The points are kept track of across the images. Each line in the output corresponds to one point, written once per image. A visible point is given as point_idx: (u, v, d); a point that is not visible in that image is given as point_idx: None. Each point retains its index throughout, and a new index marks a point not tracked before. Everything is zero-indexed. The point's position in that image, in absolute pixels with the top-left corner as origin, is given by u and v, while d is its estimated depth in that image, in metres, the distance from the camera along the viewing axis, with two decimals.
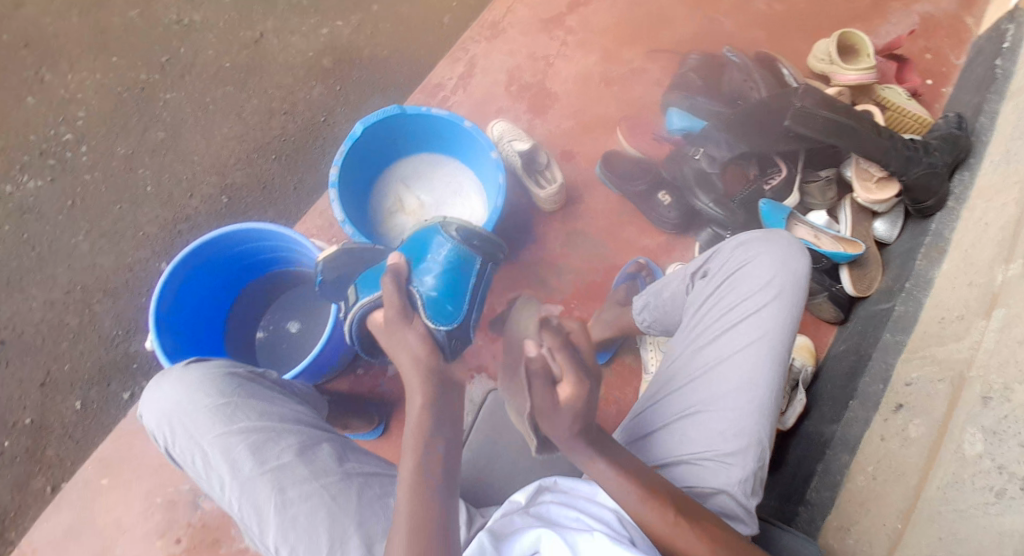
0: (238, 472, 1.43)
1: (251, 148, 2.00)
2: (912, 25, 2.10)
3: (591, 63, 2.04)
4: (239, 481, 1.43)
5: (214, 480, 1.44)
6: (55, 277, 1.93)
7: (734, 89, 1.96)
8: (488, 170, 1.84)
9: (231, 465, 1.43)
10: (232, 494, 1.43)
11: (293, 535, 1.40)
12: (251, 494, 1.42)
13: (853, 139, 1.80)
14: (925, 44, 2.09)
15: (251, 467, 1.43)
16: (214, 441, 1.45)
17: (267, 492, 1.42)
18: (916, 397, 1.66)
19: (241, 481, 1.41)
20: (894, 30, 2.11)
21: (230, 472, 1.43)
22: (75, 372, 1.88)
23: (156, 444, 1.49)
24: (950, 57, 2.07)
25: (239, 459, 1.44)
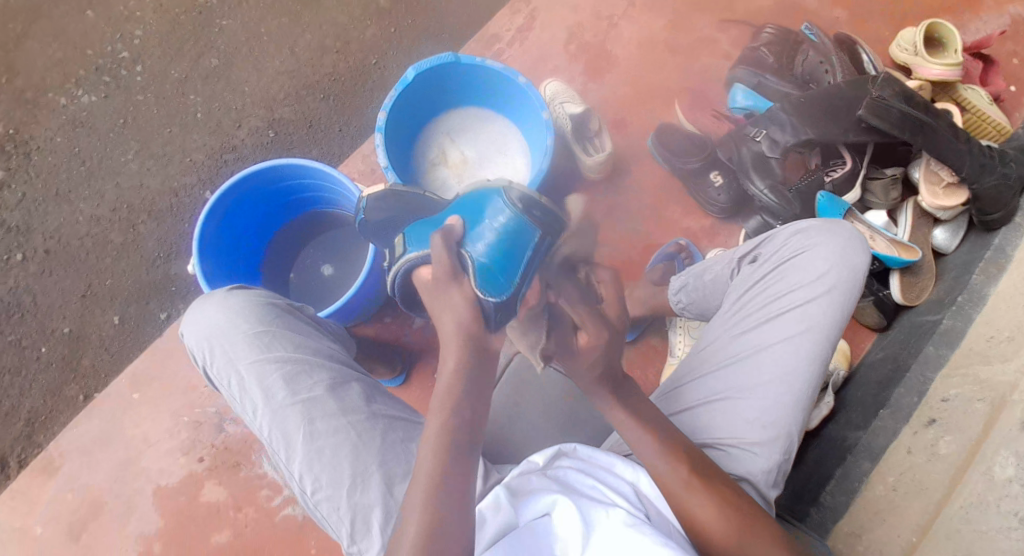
0: (271, 399, 1.45)
1: (301, 84, 1.98)
2: (1005, 25, 1.94)
3: (656, 28, 1.95)
4: (271, 408, 1.45)
5: (248, 403, 1.47)
6: (102, 193, 1.96)
7: (807, 71, 1.83)
8: (536, 132, 1.79)
9: (266, 391, 1.45)
10: (264, 419, 1.45)
11: (317, 466, 1.42)
12: (282, 422, 1.44)
13: (928, 139, 1.70)
14: (1013, 47, 1.92)
15: (283, 396, 1.45)
16: (250, 366, 1.47)
17: (296, 422, 1.44)
18: (952, 415, 1.61)
19: (273, 407, 1.43)
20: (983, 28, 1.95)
21: (263, 399, 1.45)
22: (115, 288, 1.93)
23: (195, 364, 1.53)
24: None
25: (273, 387, 1.46)
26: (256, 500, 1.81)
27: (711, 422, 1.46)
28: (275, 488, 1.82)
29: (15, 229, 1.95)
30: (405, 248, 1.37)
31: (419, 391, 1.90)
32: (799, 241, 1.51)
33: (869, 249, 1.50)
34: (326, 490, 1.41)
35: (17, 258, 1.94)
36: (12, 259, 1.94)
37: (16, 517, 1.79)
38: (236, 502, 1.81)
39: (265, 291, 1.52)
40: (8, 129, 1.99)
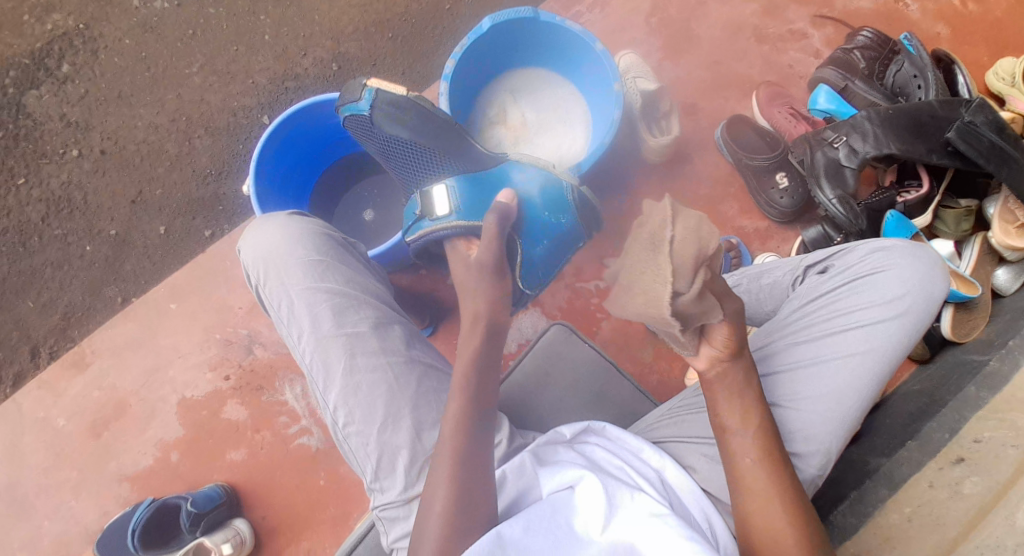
0: (317, 328, 1.47)
1: (371, 20, 1.94)
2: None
3: (746, 14, 1.86)
4: (316, 337, 1.47)
5: (295, 329, 1.49)
6: (163, 101, 1.96)
7: (898, 84, 1.74)
8: (604, 104, 1.73)
9: (313, 319, 1.47)
10: (308, 347, 1.48)
11: (353, 400, 1.44)
12: (324, 353, 1.46)
13: (1014, 173, 1.63)
14: None
15: (329, 326, 1.47)
16: (301, 293, 1.49)
17: (339, 354, 1.46)
18: (983, 456, 1.58)
19: (318, 337, 1.45)
20: None
21: (310, 327, 1.48)
22: (165, 198, 1.95)
23: (249, 284, 1.55)
24: None
25: (321, 317, 1.48)
26: (274, 424, 1.85)
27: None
28: (294, 416, 1.85)
29: (73, 124, 1.96)
30: (451, 214, 1.44)
31: (444, 346, 1.91)
32: (878, 259, 1.47)
33: (947, 281, 1.47)
34: (357, 425, 1.44)
35: (73, 154, 1.96)
36: (68, 154, 1.96)
37: (41, 405, 1.86)
38: (254, 423, 1.85)
39: (323, 221, 1.54)
40: (78, 23, 1.98)
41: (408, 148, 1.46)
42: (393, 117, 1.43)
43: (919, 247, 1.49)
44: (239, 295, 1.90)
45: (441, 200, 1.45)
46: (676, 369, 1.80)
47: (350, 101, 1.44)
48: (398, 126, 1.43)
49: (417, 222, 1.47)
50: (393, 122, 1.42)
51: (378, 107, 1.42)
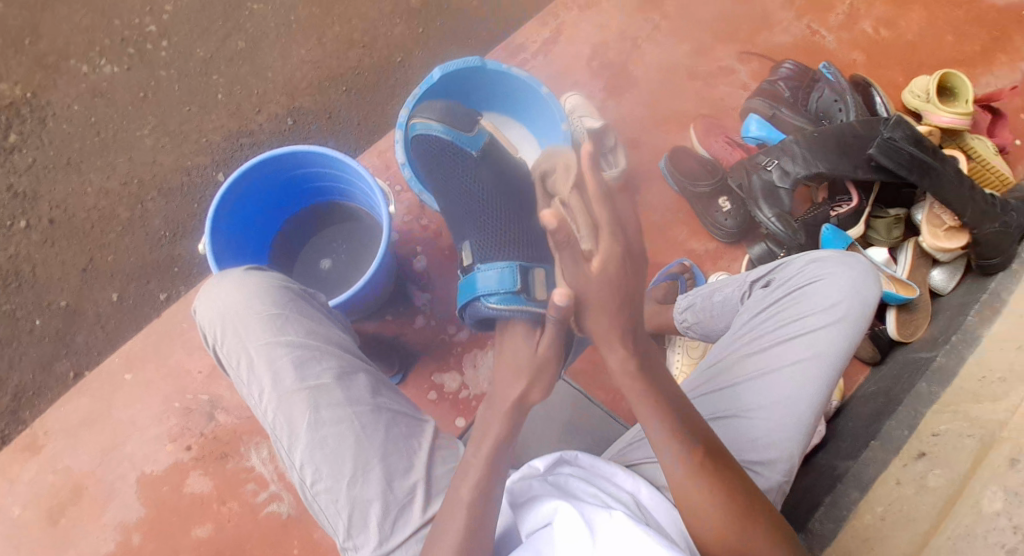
0: (278, 385, 1.43)
1: (325, 75, 1.99)
2: (1013, 81, 1.95)
3: (679, 53, 1.98)
4: (278, 393, 1.43)
5: (254, 387, 1.45)
6: (114, 165, 1.96)
7: (821, 108, 1.88)
8: (552, 141, 1.81)
9: (274, 375, 1.44)
10: (269, 404, 1.44)
11: (319, 456, 1.41)
12: (287, 409, 1.43)
13: (934, 180, 1.76)
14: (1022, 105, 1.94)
15: (291, 380, 1.44)
16: (260, 349, 1.45)
17: (302, 409, 1.43)
18: (942, 449, 1.63)
19: (281, 393, 1.41)
20: (994, 83, 1.96)
21: (271, 383, 1.44)
22: (118, 264, 1.93)
23: (204, 344, 1.50)
24: None
25: (281, 372, 1.44)
26: (241, 494, 1.78)
27: (718, 439, 1.49)
28: (262, 483, 1.79)
29: (21, 194, 1.95)
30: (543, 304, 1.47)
31: (413, 392, 1.91)
32: (813, 267, 1.53)
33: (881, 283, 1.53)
34: (325, 482, 1.41)
35: (21, 226, 1.94)
36: (16, 226, 1.94)
37: None
38: (220, 495, 1.78)
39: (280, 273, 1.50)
40: (26, 93, 1.99)
41: (484, 191, 1.60)
42: (491, 166, 1.62)
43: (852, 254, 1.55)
44: (197, 359, 1.86)
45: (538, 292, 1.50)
46: None
47: (464, 135, 1.63)
48: (494, 168, 1.60)
49: (504, 293, 1.47)
50: (489, 162, 1.61)
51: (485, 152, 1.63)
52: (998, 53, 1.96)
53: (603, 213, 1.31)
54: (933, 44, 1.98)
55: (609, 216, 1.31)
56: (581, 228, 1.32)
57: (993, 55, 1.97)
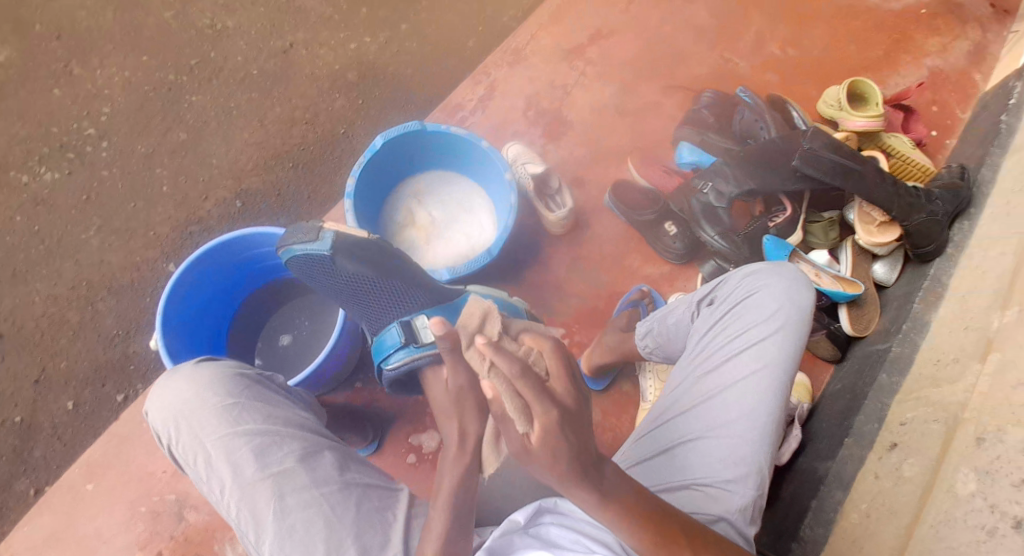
0: (239, 477, 1.40)
1: (269, 155, 2.07)
2: (922, 77, 2.11)
3: (607, 96, 2.07)
4: (239, 486, 1.40)
5: (215, 482, 1.42)
6: (60, 272, 1.98)
7: (745, 129, 1.98)
8: (500, 192, 1.86)
9: (233, 468, 1.40)
10: (231, 498, 1.40)
11: (289, 545, 1.37)
12: (250, 501, 1.39)
13: (857, 182, 1.85)
14: (933, 96, 2.09)
15: (251, 471, 1.40)
16: (217, 442, 1.42)
17: (266, 499, 1.39)
18: (911, 437, 1.67)
19: (242, 485, 1.38)
20: (903, 81, 2.11)
21: (231, 476, 1.40)
22: (71, 370, 1.91)
23: (159, 444, 1.47)
24: (956, 111, 2.07)
25: (242, 463, 1.41)
26: None
27: (686, 463, 1.52)
28: None
29: None
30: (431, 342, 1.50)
31: (392, 456, 1.89)
32: (750, 282, 1.59)
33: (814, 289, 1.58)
34: None
35: None
36: None
37: None
38: None
39: (233, 361, 1.47)
40: None
41: (363, 281, 1.52)
42: (353, 256, 1.50)
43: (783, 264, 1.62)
44: (159, 460, 1.80)
45: (424, 330, 1.52)
46: (624, 421, 1.89)
47: (305, 243, 1.51)
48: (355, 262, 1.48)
49: (398, 351, 1.51)
50: (349, 259, 1.49)
51: (337, 249, 1.50)
52: (902, 55, 2.12)
53: (529, 387, 1.24)
54: (838, 58, 2.12)
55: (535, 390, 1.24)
56: (512, 407, 1.24)
57: (898, 55, 2.12)
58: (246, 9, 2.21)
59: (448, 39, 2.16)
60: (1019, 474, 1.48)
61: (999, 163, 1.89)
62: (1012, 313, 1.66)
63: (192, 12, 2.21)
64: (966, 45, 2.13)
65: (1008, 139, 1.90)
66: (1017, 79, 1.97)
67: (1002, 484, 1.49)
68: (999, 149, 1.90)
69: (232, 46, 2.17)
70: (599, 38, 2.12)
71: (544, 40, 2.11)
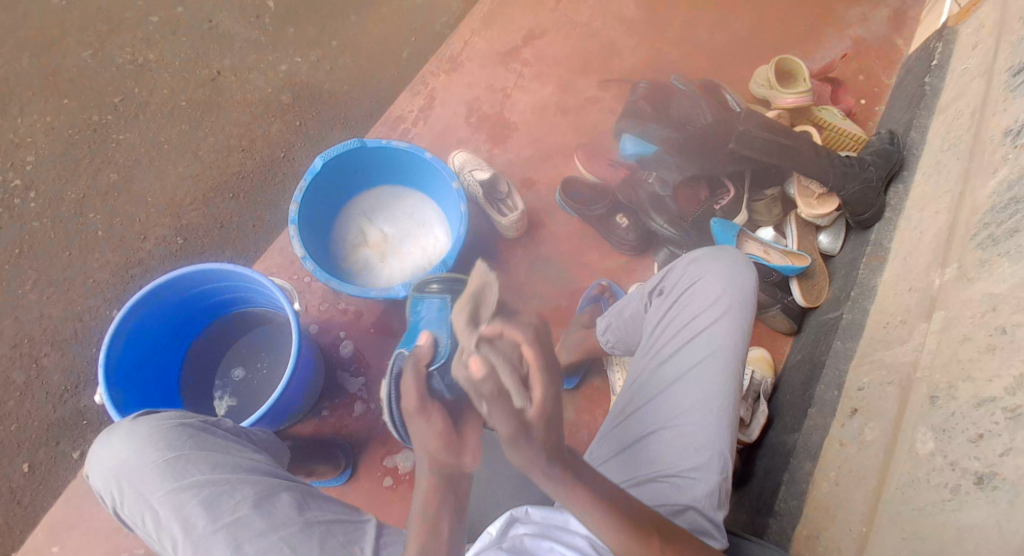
0: (190, 531, 1.36)
1: (208, 187, 2.01)
2: (845, 48, 2.19)
3: (547, 93, 2.08)
4: (192, 540, 1.36)
5: (167, 540, 1.38)
6: (0, 330, 1.89)
7: (683, 115, 2.00)
8: (450, 201, 1.84)
9: (184, 522, 1.36)
10: (186, 554, 1.36)
11: None
12: (206, 554, 1.35)
13: (792, 158, 1.90)
14: (858, 66, 2.17)
15: (203, 524, 1.36)
16: (163, 499, 1.38)
17: (222, 550, 1.35)
18: (869, 403, 1.71)
19: (193, 540, 1.34)
20: (828, 53, 2.19)
21: (183, 532, 1.36)
22: (21, 431, 1.82)
23: (106, 507, 1.42)
24: (882, 78, 2.15)
25: (192, 517, 1.37)
26: None
27: (650, 455, 1.53)
28: None
29: None
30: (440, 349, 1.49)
31: (368, 482, 1.86)
32: (693, 269, 1.62)
33: (753, 267, 1.62)
34: None
35: None
36: None
37: None
38: None
39: (172, 413, 1.43)
40: None
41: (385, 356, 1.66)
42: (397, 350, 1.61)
43: (724, 249, 1.65)
44: None
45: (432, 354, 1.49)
46: (598, 416, 1.91)
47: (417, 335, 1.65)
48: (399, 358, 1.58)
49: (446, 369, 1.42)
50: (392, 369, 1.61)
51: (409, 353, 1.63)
52: (824, 29, 2.20)
53: (533, 358, 1.23)
54: (766, 36, 2.19)
55: (540, 361, 1.23)
56: (510, 383, 1.22)
57: (820, 31, 2.20)
58: (170, 40, 2.16)
59: (382, 53, 2.15)
60: (975, 430, 1.50)
61: (926, 124, 1.94)
62: (951, 270, 1.68)
63: (113, 49, 2.15)
64: (885, 12, 2.22)
65: (933, 101, 1.96)
66: (936, 40, 2.04)
67: (959, 442, 1.51)
68: (926, 111, 1.97)
69: (158, 78, 2.12)
70: (533, 40, 2.13)
71: (479, 44, 2.11)
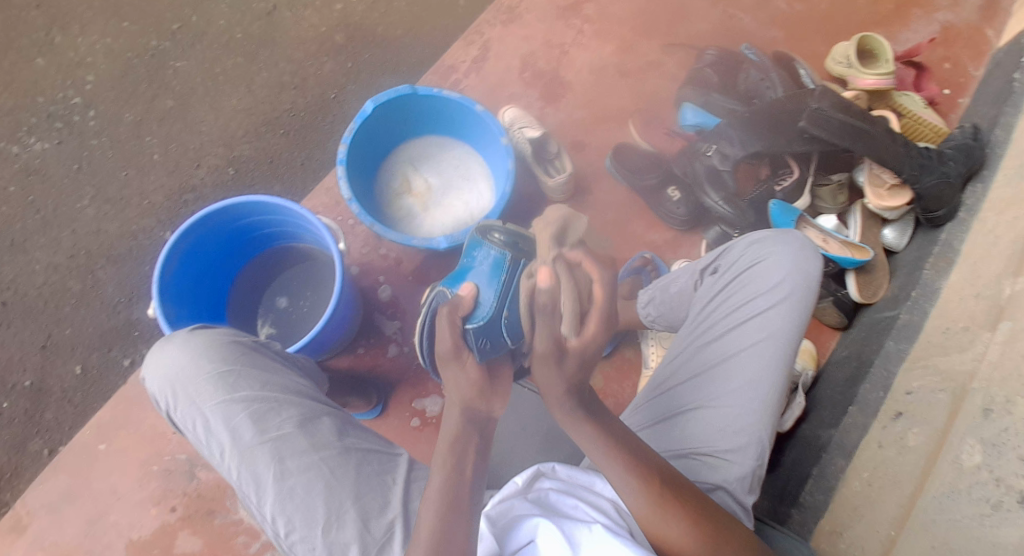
0: (238, 441, 1.40)
1: (259, 121, 2.06)
2: (933, 33, 2.02)
3: (606, 54, 2.01)
4: (239, 450, 1.40)
5: (215, 447, 1.42)
6: (59, 240, 2.00)
7: (750, 88, 1.91)
8: (497, 157, 1.81)
9: (233, 432, 1.40)
10: (232, 462, 1.40)
11: (290, 506, 1.37)
12: (251, 465, 1.39)
13: (867, 143, 1.76)
14: (945, 52, 2.01)
15: (250, 436, 1.41)
16: (215, 408, 1.42)
17: (267, 462, 1.39)
18: (917, 406, 1.62)
19: (241, 449, 1.38)
20: (914, 36, 2.03)
21: (231, 441, 1.40)
22: (76, 337, 1.94)
23: (159, 410, 1.47)
24: (968, 69, 1.99)
25: (240, 429, 1.41)
26: (234, 546, 1.77)
27: (684, 432, 1.49)
28: (253, 533, 1.78)
29: None
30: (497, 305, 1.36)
31: (396, 420, 1.90)
32: (754, 250, 1.54)
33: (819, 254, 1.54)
34: (300, 530, 1.37)
35: None
36: None
37: None
38: (212, 551, 1.76)
39: (223, 329, 1.46)
40: None
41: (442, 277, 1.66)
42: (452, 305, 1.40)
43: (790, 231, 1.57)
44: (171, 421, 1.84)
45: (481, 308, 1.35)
46: (627, 389, 1.88)
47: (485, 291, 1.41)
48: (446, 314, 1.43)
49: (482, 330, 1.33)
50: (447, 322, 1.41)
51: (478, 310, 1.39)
52: (913, 9, 2.04)
53: (599, 296, 1.21)
54: (849, 10, 2.04)
55: (604, 302, 1.21)
56: (568, 307, 1.20)
57: (908, 10, 2.04)
58: None
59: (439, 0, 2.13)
60: None
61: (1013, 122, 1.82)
62: None
63: None
64: None
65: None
66: None
67: (1009, 457, 1.42)
68: (1014, 108, 1.84)
69: (214, 9, 2.16)
70: None
71: None
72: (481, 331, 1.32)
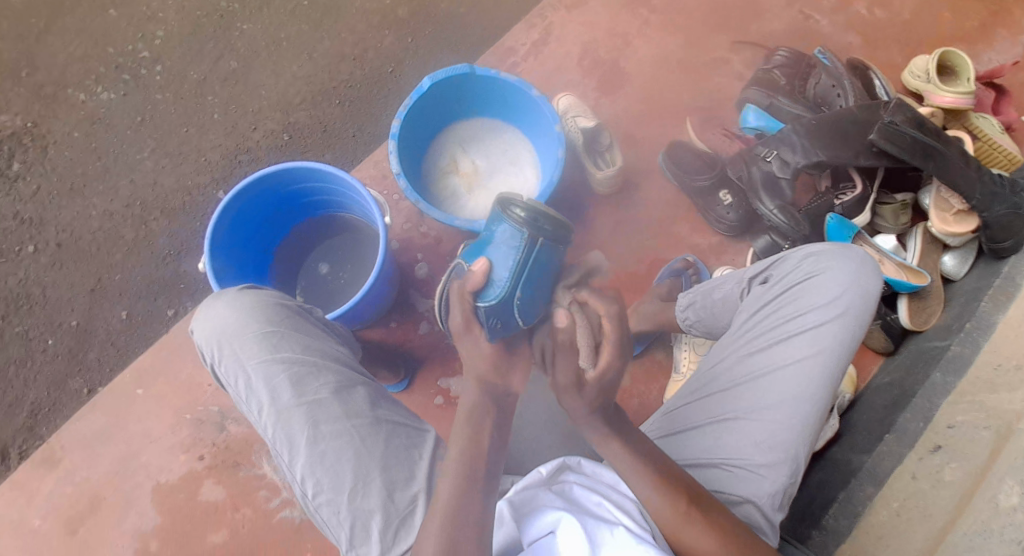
0: (276, 401, 1.39)
1: (317, 90, 2.09)
2: (1018, 54, 1.92)
3: (669, 48, 1.96)
4: (276, 410, 1.39)
5: (253, 404, 1.41)
6: (117, 188, 2.06)
7: (819, 94, 1.82)
8: (546, 145, 1.79)
9: (271, 392, 1.39)
10: (268, 421, 1.39)
11: (320, 469, 1.36)
12: (286, 426, 1.38)
13: (940, 164, 1.68)
14: None
15: (288, 397, 1.39)
16: (257, 366, 1.41)
17: (301, 424, 1.38)
18: (958, 441, 1.56)
19: (278, 409, 1.37)
20: (998, 57, 1.93)
21: (269, 400, 1.39)
22: (125, 284, 2.00)
23: (203, 363, 1.46)
24: None
25: (279, 389, 1.40)
26: (254, 500, 1.81)
27: (716, 443, 1.43)
28: (274, 489, 1.81)
29: (28, 221, 2.05)
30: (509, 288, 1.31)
31: (421, 396, 1.91)
32: (810, 263, 1.47)
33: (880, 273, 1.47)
34: (327, 493, 1.35)
35: (29, 250, 2.03)
36: (25, 251, 2.03)
37: (14, 509, 1.82)
38: (233, 503, 1.81)
39: (271, 290, 1.45)
40: (27, 122, 2.11)
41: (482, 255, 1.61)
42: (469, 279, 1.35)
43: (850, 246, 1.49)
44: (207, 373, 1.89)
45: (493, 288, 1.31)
46: (655, 391, 1.85)
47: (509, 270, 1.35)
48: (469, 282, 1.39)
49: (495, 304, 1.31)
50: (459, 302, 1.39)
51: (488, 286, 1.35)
52: (999, 27, 1.94)
53: (611, 330, 1.28)
54: (929, 22, 1.96)
55: (618, 336, 1.28)
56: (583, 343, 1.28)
57: (994, 28, 1.94)
58: None
59: None
60: None
61: None
62: None
63: None
64: None
65: None
66: None
67: None
68: None
69: None
70: None
71: None
72: (492, 311, 1.31)
